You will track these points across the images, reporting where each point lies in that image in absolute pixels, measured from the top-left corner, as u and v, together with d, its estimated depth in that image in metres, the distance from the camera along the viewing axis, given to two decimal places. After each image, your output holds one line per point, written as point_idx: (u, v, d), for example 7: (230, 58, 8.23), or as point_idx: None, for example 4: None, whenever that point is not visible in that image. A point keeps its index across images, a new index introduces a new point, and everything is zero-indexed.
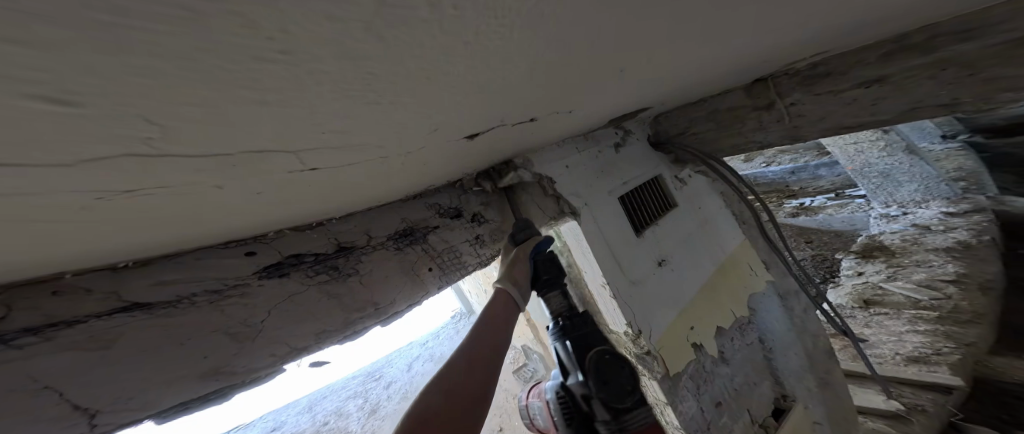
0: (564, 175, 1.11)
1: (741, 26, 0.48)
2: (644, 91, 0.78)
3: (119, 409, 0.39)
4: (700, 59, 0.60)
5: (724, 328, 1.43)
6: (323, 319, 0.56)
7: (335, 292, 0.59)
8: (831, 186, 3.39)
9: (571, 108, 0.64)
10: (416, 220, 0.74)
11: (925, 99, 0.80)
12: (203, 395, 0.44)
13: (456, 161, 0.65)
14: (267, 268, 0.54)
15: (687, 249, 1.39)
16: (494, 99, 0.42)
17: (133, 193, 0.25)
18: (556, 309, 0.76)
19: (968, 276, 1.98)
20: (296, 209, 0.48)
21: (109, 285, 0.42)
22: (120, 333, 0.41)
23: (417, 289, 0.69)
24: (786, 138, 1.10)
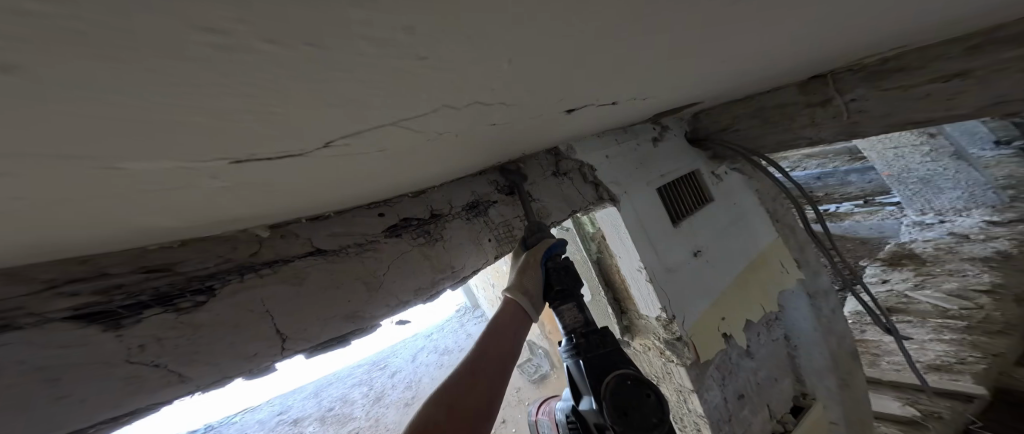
0: (603, 164, 1.17)
1: (846, 25, 0.53)
2: (708, 86, 0.82)
3: (298, 338, 0.51)
4: (785, 56, 0.66)
5: (752, 323, 1.49)
6: (419, 278, 0.66)
7: (429, 253, 0.68)
8: (861, 193, 3.30)
9: (644, 99, 0.70)
10: (482, 194, 0.82)
11: (1010, 94, 0.80)
12: (344, 335, 0.55)
13: (536, 139, 0.72)
14: (389, 229, 0.65)
15: (720, 241, 1.44)
16: (618, 79, 0.47)
17: (379, 132, 0.32)
18: (569, 324, 0.72)
19: (1005, 286, 1.93)
20: (416, 174, 0.55)
21: (307, 232, 0.57)
22: (308, 272, 0.54)
23: (481, 257, 0.77)
24: (838, 134, 1.14)
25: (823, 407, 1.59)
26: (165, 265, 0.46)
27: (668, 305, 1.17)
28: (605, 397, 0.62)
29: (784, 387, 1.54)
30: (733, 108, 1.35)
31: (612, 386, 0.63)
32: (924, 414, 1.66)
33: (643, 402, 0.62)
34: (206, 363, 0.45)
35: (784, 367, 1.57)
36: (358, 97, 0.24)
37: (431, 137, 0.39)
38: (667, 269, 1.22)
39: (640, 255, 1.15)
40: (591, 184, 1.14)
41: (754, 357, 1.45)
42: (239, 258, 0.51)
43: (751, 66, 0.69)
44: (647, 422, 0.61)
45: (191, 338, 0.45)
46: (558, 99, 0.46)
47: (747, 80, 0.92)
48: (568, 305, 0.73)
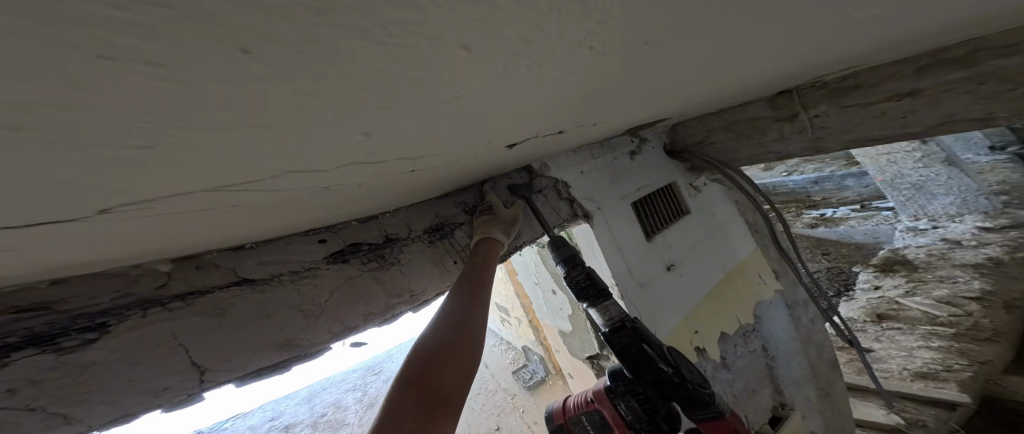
0: (578, 180, 1.16)
1: (777, 50, 0.53)
2: (667, 104, 0.82)
3: (218, 370, 0.50)
4: (735, 76, 0.67)
5: (728, 335, 1.50)
6: (369, 304, 0.65)
7: (381, 278, 0.67)
8: (856, 198, 3.34)
9: (599, 122, 0.70)
10: (446, 216, 0.81)
11: (958, 112, 0.82)
12: (274, 364, 0.54)
13: (495, 164, 0.72)
14: (333, 255, 0.64)
15: (695, 255, 1.44)
16: (545, 115, 0.48)
17: (265, 184, 0.32)
18: (619, 315, 0.80)
19: (993, 294, 1.97)
20: (347, 206, 0.54)
21: (230, 262, 0.55)
22: (230, 304, 0.53)
23: (444, 280, 0.76)
24: (808, 149, 1.16)
25: (802, 418, 1.59)
26: (43, 304, 0.42)
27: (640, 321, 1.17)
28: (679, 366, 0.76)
29: (763, 398, 1.54)
30: (708, 121, 1.35)
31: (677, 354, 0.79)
32: (908, 423, 1.65)
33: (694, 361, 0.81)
34: (101, 402, 0.43)
35: (763, 378, 1.57)
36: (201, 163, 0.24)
37: (312, 191, 0.39)
38: (640, 284, 1.21)
39: (612, 270, 1.15)
40: (566, 200, 1.14)
41: (730, 369, 1.46)
42: (142, 292, 0.48)
43: (702, 87, 0.69)
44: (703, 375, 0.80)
45: (78, 378, 0.43)
46: (476, 142, 0.46)
47: (712, 96, 0.92)
48: (613, 301, 0.79)
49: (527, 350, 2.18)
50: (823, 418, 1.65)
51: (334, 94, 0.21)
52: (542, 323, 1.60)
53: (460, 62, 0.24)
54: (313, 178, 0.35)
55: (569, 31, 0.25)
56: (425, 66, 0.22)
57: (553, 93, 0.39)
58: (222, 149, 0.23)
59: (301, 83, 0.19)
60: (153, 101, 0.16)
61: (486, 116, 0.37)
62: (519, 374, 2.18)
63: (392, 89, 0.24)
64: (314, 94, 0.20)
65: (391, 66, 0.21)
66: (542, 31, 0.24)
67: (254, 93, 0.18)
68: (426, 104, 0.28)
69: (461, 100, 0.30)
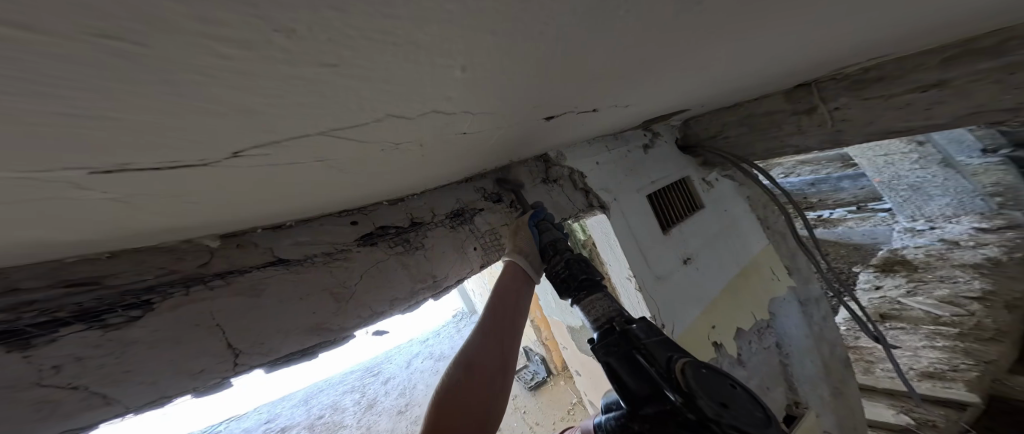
0: (594, 171, 1.15)
1: (820, 30, 0.52)
2: (689, 94, 0.81)
3: (253, 353, 0.49)
4: (769, 60, 0.66)
5: (743, 331, 1.48)
6: (395, 288, 0.63)
7: (406, 262, 0.66)
8: (852, 199, 3.30)
9: (629, 105, 0.69)
10: (467, 202, 0.81)
11: (986, 104, 0.81)
12: (306, 348, 0.53)
13: (520, 147, 0.70)
14: (363, 237, 0.63)
15: (710, 248, 1.43)
16: (588, 85, 0.47)
17: (338, 139, 0.31)
18: (599, 316, 0.69)
19: (995, 293, 1.93)
20: (386, 182, 0.52)
21: (268, 241, 0.54)
22: (265, 284, 0.52)
23: (465, 265, 0.75)
24: (824, 142, 1.14)
25: (816, 416, 1.56)
26: (95, 278, 0.42)
27: (658, 313, 1.15)
28: (684, 381, 0.57)
29: (778, 396, 1.52)
30: (721, 116, 1.35)
31: (699, 377, 0.58)
32: (917, 423, 1.64)
33: (733, 391, 0.58)
34: (141, 383, 0.41)
35: (777, 375, 1.55)
36: (302, 104, 0.24)
37: (383, 147, 0.38)
38: (656, 277, 1.19)
39: (630, 263, 1.13)
40: (580, 190, 1.12)
41: (746, 366, 1.43)
42: (187, 269, 0.48)
43: (730, 72, 0.68)
44: (751, 414, 0.56)
45: (121, 357, 0.41)
46: (520, 104, 0.44)
47: (732, 87, 0.91)
48: (596, 294, 0.71)
49: (529, 350, 2.16)
50: (836, 417, 1.63)
51: (439, 18, 0.20)
52: (551, 321, 1.58)
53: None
54: (372, 134, 0.33)
55: None
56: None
57: (613, 50, 0.38)
58: (314, 85, 0.22)
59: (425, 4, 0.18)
60: (297, 14, 0.15)
61: (547, 68, 0.36)
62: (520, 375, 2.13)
63: (492, 17, 0.22)
64: (423, 17, 0.19)
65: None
66: None
67: (371, 14, 0.17)
68: (506, 42, 0.27)
69: (541, 39, 0.29)
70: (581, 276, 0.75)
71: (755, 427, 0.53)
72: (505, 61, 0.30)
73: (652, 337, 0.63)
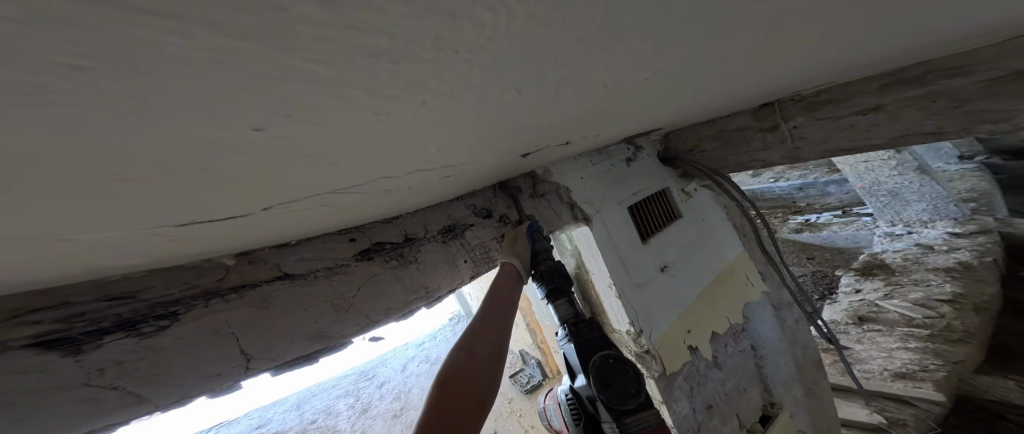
0: (579, 184, 1.22)
1: (755, 73, 0.60)
2: (659, 116, 0.88)
3: (262, 358, 0.53)
4: (724, 92, 0.73)
5: (719, 334, 1.57)
6: (391, 299, 0.69)
7: (402, 275, 0.72)
8: (839, 203, 3.47)
9: (602, 132, 0.76)
10: (458, 217, 0.87)
11: (914, 127, 0.91)
12: (310, 353, 0.58)
13: (504, 172, 0.77)
14: (361, 252, 0.68)
15: (687, 257, 1.52)
16: (557, 128, 0.54)
17: (338, 182, 0.38)
18: (562, 316, 0.82)
19: (962, 297, 2.10)
20: (376, 210, 0.58)
21: (274, 257, 0.59)
22: (274, 296, 0.57)
23: (455, 277, 0.81)
24: (788, 157, 1.24)
25: (789, 415, 1.65)
26: (133, 292, 0.47)
27: (636, 319, 1.22)
28: (590, 370, 0.74)
29: (753, 396, 1.60)
30: (698, 130, 1.44)
31: (597, 364, 0.74)
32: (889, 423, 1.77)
33: (622, 374, 0.73)
34: (168, 384, 0.46)
35: (752, 376, 1.64)
36: (307, 161, 0.30)
37: (368, 192, 0.44)
38: (635, 285, 1.27)
39: (611, 272, 1.20)
40: (566, 204, 1.19)
41: (721, 368, 1.52)
42: (205, 284, 0.52)
43: (691, 102, 0.76)
44: (626, 392, 0.73)
45: (152, 361, 0.46)
46: (495, 146, 0.51)
47: (700, 108, 0.99)
48: (562, 300, 0.81)
49: (523, 354, 2.17)
50: (807, 415, 1.72)
51: (418, 98, 0.27)
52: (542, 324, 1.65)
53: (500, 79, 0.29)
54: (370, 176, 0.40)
55: (578, 61, 0.32)
56: (488, 79, 0.28)
57: (571, 103, 0.45)
58: (325, 144, 0.29)
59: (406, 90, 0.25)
60: (297, 110, 0.22)
61: (514, 121, 0.43)
62: (516, 378, 2.15)
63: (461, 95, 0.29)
64: (406, 98, 0.26)
65: (450, 84, 0.26)
66: (559, 61, 0.30)
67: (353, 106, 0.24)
68: (475, 108, 0.34)
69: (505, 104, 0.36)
70: (552, 284, 0.84)
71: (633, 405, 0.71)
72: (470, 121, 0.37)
73: (587, 331, 0.79)
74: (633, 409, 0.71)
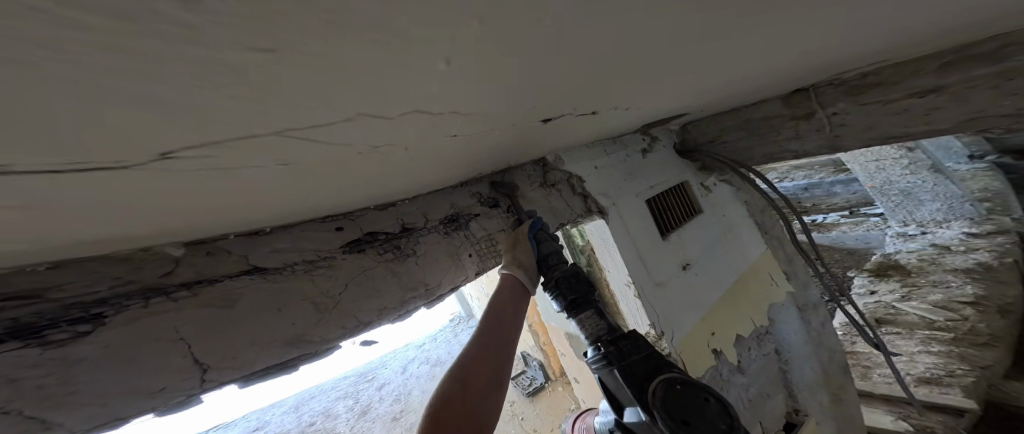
0: (592, 174, 1.13)
1: (821, 36, 0.51)
2: (685, 98, 0.78)
3: (223, 368, 0.46)
4: (772, 66, 0.64)
5: (743, 337, 1.45)
6: (385, 296, 0.61)
7: (397, 270, 0.64)
8: (846, 204, 3.29)
9: (629, 107, 0.66)
10: (462, 207, 0.80)
11: (985, 109, 0.80)
12: (284, 362, 0.50)
13: (516, 151, 0.68)
14: (349, 244, 0.61)
15: (708, 254, 1.41)
16: (585, 88, 0.45)
17: (316, 141, 0.30)
18: (592, 333, 0.72)
19: (987, 297, 1.94)
20: (371, 187, 0.50)
21: (241, 249, 0.52)
22: (240, 294, 0.50)
23: (460, 273, 0.73)
24: (824, 148, 1.13)
25: (816, 424, 1.53)
26: (36, 292, 0.39)
27: (657, 321, 1.12)
28: (654, 406, 0.62)
29: (777, 403, 1.49)
30: (720, 120, 1.33)
31: (665, 394, 0.64)
32: (915, 429, 1.63)
33: (701, 405, 0.63)
34: (85, 405, 0.38)
35: (775, 382, 1.52)
36: (271, 106, 0.22)
37: (362, 150, 0.36)
38: (655, 283, 1.17)
39: (629, 270, 1.11)
40: (579, 195, 1.10)
41: (745, 373, 1.41)
42: (148, 279, 0.45)
43: (729, 78, 0.66)
44: (714, 427, 0.61)
45: (65, 376, 0.37)
46: (510, 107, 0.42)
47: (730, 92, 0.89)
48: (587, 313, 0.73)
49: (525, 355, 2.10)
50: (836, 423, 1.61)
51: (420, 12, 0.18)
52: (547, 326, 1.54)
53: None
54: (353, 132, 0.31)
55: None
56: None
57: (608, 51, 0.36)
58: (277, 83, 0.20)
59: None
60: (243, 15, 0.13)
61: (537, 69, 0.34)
62: (518, 380, 2.05)
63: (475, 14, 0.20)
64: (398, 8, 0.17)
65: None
66: None
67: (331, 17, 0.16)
68: (490, 41, 0.25)
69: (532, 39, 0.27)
70: (574, 294, 0.75)
71: None
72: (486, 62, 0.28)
73: (638, 354, 0.69)
74: None
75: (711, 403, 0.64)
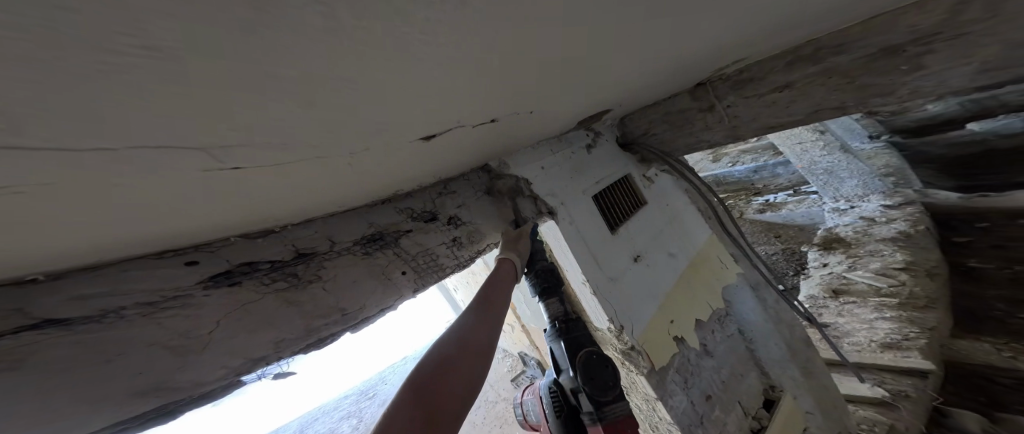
0: (539, 175, 1.09)
1: (657, 32, 0.56)
2: (578, 104, 0.85)
3: None
4: (641, 61, 0.68)
5: (703, 321, 1.46)
6: (281, 328, 0.56)
7: (296, 299, 0.60)
8: (789, 183, 3.38)
9: (530, 109, 0.67)
10: (385, 225, 0.77)
11: (823, 101, 0.96)
12: (142, 415, 0.44)
13: (429, 165, 0.70)
14: (217, 276, 0.54)
15: (658, 244, 1.43)
16: (445, 105, 0.46)
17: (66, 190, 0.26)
18: (553, 314, 0.87)
19: (916, 262, 2.06)
20: (215, 219, 0.46)
21: (13, 301, 0.40)
22: (33, 352, 0.39)
23: (389, 293, 0.71)
24: (729, 137, 1.23)
25: (793, 398, 1.55)
26: None
27: (616, 315, 1.10)
28: (576, 364, 0.80)
29: (751, 381, 1.52)
30: (647, 114, 1.36)
31: (584, 359, 0.80)
32: (893, 395, 1.71)
33: (604, 369, 0.79)
34: None
35: (745, 360, 1.54)
36: None
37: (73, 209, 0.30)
38: (611, 279, 1.16)
39: (583, 268, 1.08)
40: (530, 198, 1.05)
41: (712, 356, 1.41)
42: None
43: (594, 85, 0.73)
44: (608, 384, 0.78)
45: None
46: (360, 149, 0.45)
47: (635, 87, 0.93)
48: (553, 298, 0.87)
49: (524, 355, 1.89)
50: (812, 396, 1.61)
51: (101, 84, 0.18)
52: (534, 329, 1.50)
53: (256, 60, 0.22)
54: (144, 187, 0.31)
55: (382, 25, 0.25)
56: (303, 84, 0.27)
57: (456, 98, 0.46)
58: None
59: (131, 97, 0.20)
60: None
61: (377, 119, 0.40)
62: (519, 381, 1.87)
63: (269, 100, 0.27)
64: (124, 101, 0.20)
65: (165, 64, 0.19)
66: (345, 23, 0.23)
67: None
68: (285, 110, 0.29)
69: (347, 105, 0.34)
70: (547, 283, 0.90)
71: (603, 393, 0.77)
72: (291, 128, 0.33)
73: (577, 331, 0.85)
74: (608, 401, 0.77)
75: (616, 371, 0.80)
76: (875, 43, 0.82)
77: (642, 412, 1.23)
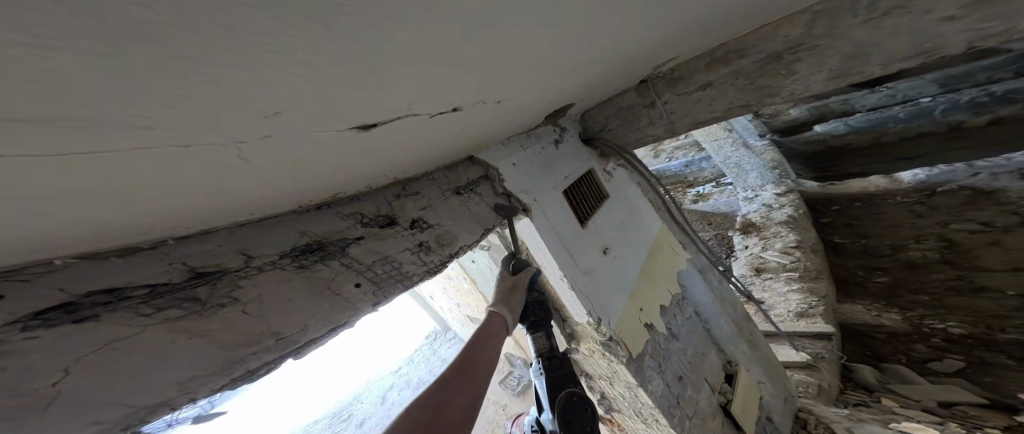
0: (512, 172, 1.03)
1: (569, 32, 0.51)
2: (525, 105, 0.78)
3: None
4: (573, 61, 0.64)
5: (666, 307, 1.49)
6: (191, 364, 0.44)
7: (202, 330, 0.47)
8: (712, 176, 3.62)
9: (500, 96, 0.61)
10: (325, 233, 0.67)
11: (733, 104, 0.98)
12: None
13: (366, 168, 0.60)
14: (49, 312, 0.40)
15: (622, 235, 1.44)
16: (334, 114, 0.36)
17: None
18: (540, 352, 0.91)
19: (804, 240, 2.23)
20: (44, 234, 0.33)
21: None
22: None
23: (345, 309, 0.60)
24: (668, 131, 1.21)
25: (747, 371, 1.63)
26: None
27: (593, 308, 1.07)
28: (557, 405, 0.82)
29: (711, 359, 1.56)
30: (602, 110, 1.33)
31: (565, 402, 0.82)
32: (813, 358, 1.88)
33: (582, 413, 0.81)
34: None
35: (704, 339, 1.60)
36: None
37: None
38: (585, 272, 1.13)
39: (559, 263, 1.03)
40: (501, 195, 1.00)
41: (678, 338, 1.45)
42: None
43: (544, 79, 0.67)
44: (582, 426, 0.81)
45: None
46: (260, 140, 0.33)
47: (581, 86, 0.89)
48: (541, 335, 0.89)
49: (509, 355, 1.75)
50: (760, 366, 1.71)
51: None
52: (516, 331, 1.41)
53: None
54: None
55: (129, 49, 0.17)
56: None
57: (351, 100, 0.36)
58: None
59: None
60: None
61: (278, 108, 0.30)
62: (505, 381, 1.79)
63: None
64: None
65: None
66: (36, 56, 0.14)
67: None
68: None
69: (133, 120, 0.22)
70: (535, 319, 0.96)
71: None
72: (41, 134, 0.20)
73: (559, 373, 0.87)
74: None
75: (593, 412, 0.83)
76: (764, 49, 0.87)
77: (626, 401, 1.21)
